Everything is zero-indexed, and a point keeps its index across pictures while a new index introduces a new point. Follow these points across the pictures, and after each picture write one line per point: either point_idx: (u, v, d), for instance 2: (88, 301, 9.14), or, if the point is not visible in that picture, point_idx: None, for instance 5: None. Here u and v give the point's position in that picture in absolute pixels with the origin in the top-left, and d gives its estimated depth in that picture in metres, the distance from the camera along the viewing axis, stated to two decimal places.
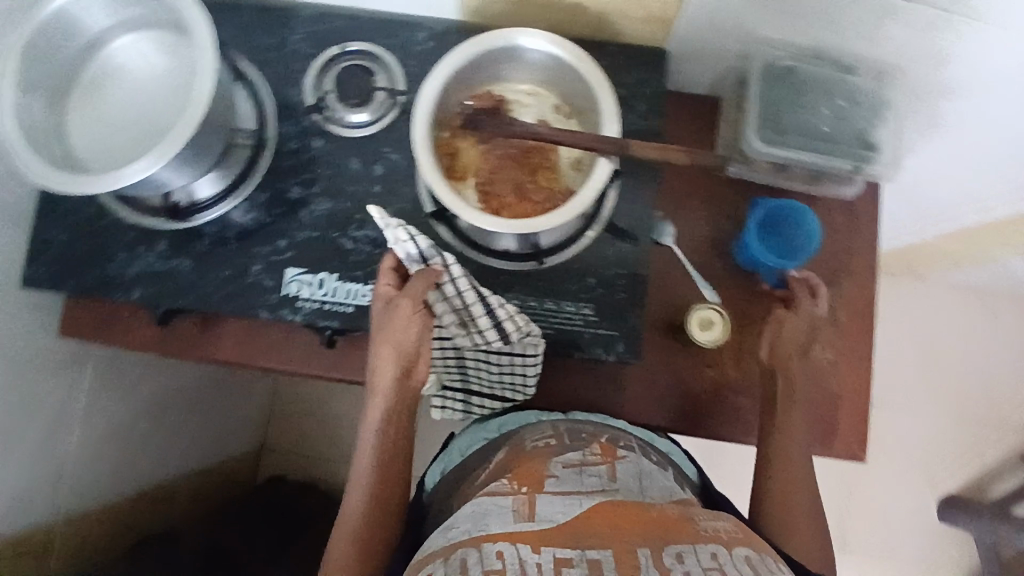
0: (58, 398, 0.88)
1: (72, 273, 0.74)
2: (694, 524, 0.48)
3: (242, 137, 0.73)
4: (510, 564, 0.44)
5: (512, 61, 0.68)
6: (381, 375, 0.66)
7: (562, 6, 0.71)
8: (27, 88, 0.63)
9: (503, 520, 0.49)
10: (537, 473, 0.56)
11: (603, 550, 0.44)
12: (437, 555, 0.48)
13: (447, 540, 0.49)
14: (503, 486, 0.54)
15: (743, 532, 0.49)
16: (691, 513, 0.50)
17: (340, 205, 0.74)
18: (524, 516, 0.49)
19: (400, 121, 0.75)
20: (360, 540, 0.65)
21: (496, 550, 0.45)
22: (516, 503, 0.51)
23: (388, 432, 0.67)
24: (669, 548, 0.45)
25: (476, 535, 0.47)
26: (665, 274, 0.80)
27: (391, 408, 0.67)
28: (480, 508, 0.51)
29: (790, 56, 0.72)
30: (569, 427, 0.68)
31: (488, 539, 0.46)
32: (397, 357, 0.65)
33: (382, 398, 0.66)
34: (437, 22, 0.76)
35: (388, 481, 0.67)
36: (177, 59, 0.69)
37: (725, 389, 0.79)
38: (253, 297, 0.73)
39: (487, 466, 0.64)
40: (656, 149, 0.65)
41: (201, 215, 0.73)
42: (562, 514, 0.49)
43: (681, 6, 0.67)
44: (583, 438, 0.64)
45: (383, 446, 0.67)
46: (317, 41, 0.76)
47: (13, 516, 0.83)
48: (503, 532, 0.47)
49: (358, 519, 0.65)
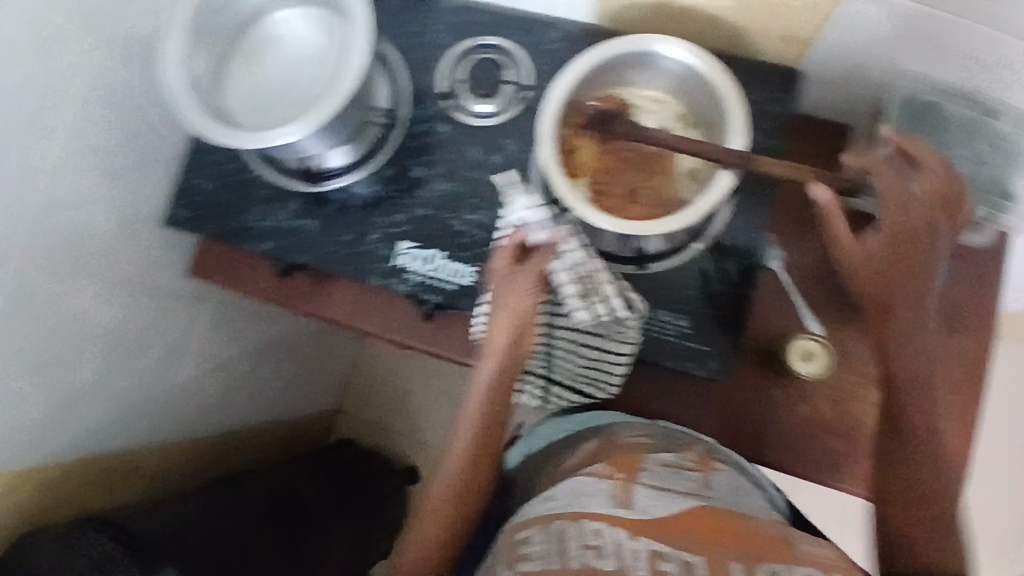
0: (177, 330, 0.97)
1: (212, 219, 0.82)
2: (788, 545, 0.54)
3: (377, 115, 0.79)
4: (607, 542, 0.53)
5: (645, 67, 0.69)
6: (495, 345, 0.67)
7: (701, 17, 0.71)
8: (197, 45, 0.71)
9: (602, 502, 0.57)
10: (633, 463, 0.62)
11: (695, 556, 0.52)
12: (536, 520, 0.58)
13: (547, 509, 0.59)
14: (600, 470, 0.62)
15: (843, 562, 0.54)
16: (788, 535, 0.56)
17: (456, 188, 0.78)
18: (622, 503, 0.57)
19: (523, 114, 0.78)
20: (459, 493, 0.67)
21: (594, 528, 0.54)
22: (613, 489, 0.59)
23: (491, 403, 0.68)
24: (761, 565, 0.51)
25: (576, 511, 0.56)
26: (768, 298, 0.78)
27: (499, 380, 0.68)
28: (580, 488, 0.59)
29: (933, 91, 0.68)
30: (661, 432, 0.71)
31: (586, 515, 0.56)
32: (513, 329, 0.66)
33: (496, 359, 0.67)
34: (573, 23, 0.79)
35: (484, 449, 0.68)
36: (326, 33, 0.75)
37: (812, 424, 0.77)
38: (367, 264, 0.78)
39: (577, 451, 0.68)
40: (786, 167, 0.63)
41: (331, 181, 0.79)
42: (658, 508, 0.56)
43: (827, 28, 0.66)
44: (677, 443, 0.69)
45: (487, 409, 0.68)
46: (457, 31, 0.80)
47: (118, 431, 0.93)
48: (604, 513, 0.56)
49: (457, 474, 0.68)
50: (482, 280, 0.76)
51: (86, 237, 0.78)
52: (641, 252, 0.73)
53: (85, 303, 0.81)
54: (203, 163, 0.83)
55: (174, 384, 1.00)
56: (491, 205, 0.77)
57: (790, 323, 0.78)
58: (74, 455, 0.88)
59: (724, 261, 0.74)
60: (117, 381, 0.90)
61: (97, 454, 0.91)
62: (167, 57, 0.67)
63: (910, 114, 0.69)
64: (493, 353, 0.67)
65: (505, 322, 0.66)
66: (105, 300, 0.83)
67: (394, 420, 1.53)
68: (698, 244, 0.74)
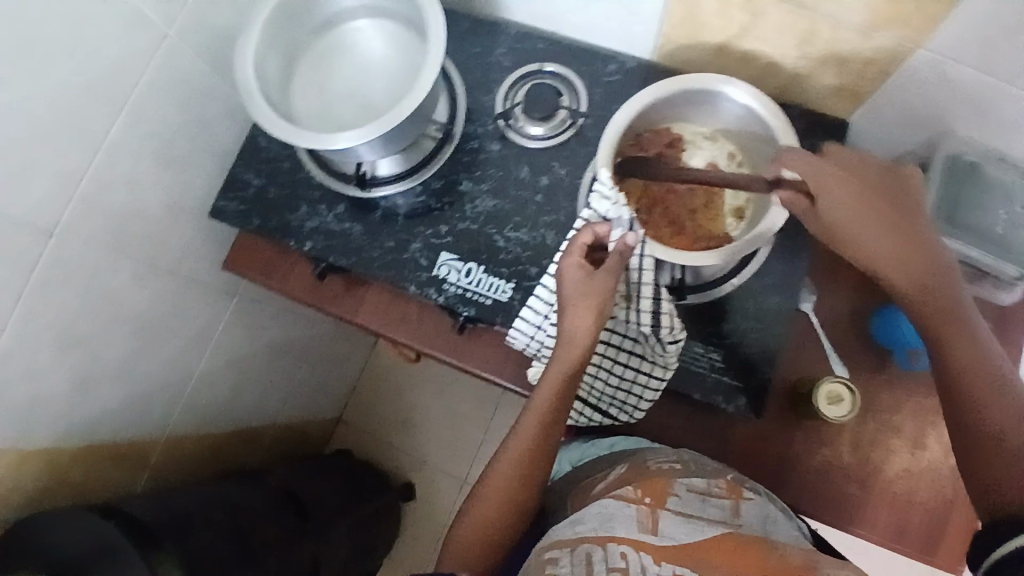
0: (204, 319, 0.97)
1: (258, 214, 0.83)
2: (810, 572, 0.55)
3: (433, 129, 0.80)
4: (632, 565, 0.57)
5: (704, 105, 0.71)
6: (570, 347, 0.61)
7: (757, 64, 0.74)
8: (272, 44, 0.73)
9: (627, 527, 0.61)
10: (662, 488, 0.65)
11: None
12: (566, 541, 0.61)
13: (575, 531, 0.62)
14: (628, 492, 0.65)
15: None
16: (813, 562, 0.56)
17: (502, 205, 0.80)
18: (647, 530, 0.61)
19: (574, 140, 0.80)
20: (513, 491, 0.62)
21: (620, 552, 0.58)
22: (639, 514, 0.62)
23: (555, 407, 0.62)
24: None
25: (602, 534, 0.60)
26: (799, 340, 0.79)
27: (567, 384, 0.62)
28: (607, 510, 0.63)
29: (976, 154, 0.71)
30: (691, 457, 0.72)
31: (612, 539, 0.59)
32: (593, 331, 0.60)
33: (576, 352, 0.60)
34: (629, 58, 0.81)
35: (542, 456, 0.62)
36: (396, 47, 0.78)
37: (835, 469, 0.77)
38: (406, 271, 0.79)
39: (609, 474, 0.70)
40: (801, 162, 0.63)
41: (378, 189, 0.81)
42: (682, 537, 0.60)
43: (880, 84, 0.69)
44: (709, 469, 0.69)
45: (555, 403, 0.62)
46: (517, 56, 0.83)
47: (134, 415, 0.91)
48: (629, 538, 0.60)
49: (514, 470, 0.62)
50: (518, 297, 0.77)
51: (133, 218, 0.79)
52: (680, 282, 0.73)
53: (122, 283, 0.81)
54: (255, 158, 0.84)
55: (194, 373, 1.00)
56: (534, 224, 0.79)
57: (817, 367, 0.79)
58: (89, 440, 0.86)
59: (763, 298, 0.75)
60: (140, 365, 0.89)
61: (111, 436, 0.89)
62: (243, 55, 0.70)
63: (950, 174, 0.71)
64: (565, 354, 0.61)
65: (584, 323, 0.60)
66: (140, 282, 0.83)
67: (397, 433, 1.52)
68: (733, 281, 0.75)
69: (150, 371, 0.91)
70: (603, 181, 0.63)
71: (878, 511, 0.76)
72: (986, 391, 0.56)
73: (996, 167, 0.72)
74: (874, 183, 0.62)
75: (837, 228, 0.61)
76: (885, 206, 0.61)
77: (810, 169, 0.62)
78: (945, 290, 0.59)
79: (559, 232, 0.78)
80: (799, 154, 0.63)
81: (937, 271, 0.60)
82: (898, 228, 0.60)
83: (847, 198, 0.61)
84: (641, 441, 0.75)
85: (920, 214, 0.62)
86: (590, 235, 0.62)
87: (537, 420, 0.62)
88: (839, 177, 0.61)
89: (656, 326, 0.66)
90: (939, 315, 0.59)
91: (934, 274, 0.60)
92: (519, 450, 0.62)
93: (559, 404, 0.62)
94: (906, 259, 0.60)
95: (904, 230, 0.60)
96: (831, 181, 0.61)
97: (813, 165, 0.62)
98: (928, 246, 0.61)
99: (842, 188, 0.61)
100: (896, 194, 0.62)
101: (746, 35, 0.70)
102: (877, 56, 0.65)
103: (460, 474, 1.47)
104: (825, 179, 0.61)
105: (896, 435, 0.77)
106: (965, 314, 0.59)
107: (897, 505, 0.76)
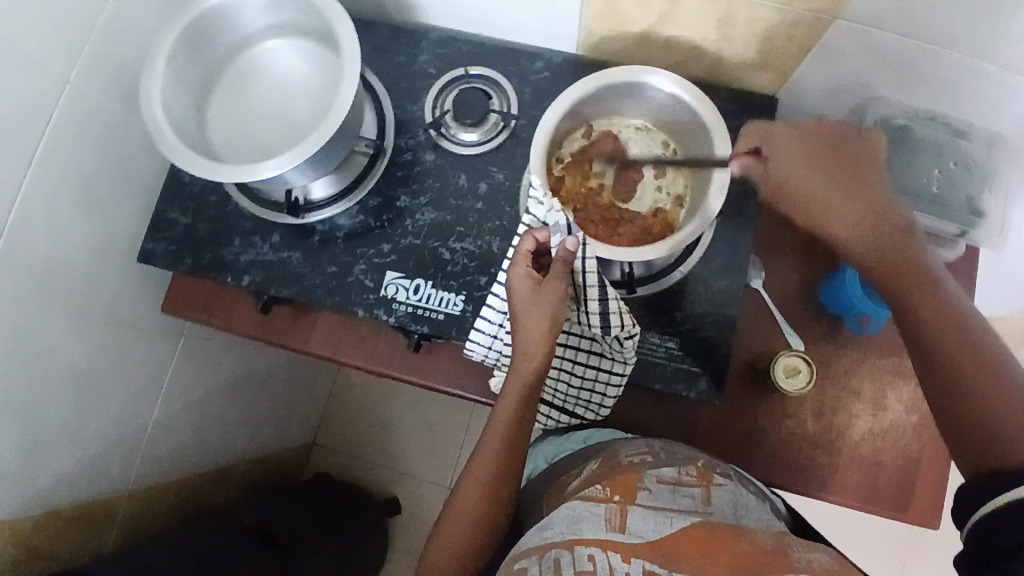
0: (152, 365, 0.92)
1: (190, 252, 0.79)
2: (787, 557, 0.50)
3: (363, 145, 0.78)
4: (600, 566, 0.52)
5: (633, 97, 0.70)
6: (526, 360, 0.61)
7: (681, 48, 0.74)
8: (179, 77, 0.69)
9: (596, 526, 0.56)
10: (632, 484, 0.62)
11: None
12: (533, 551, 0.56)
13: (543, 537, 0.58)
14: (597, 491, 0.61)
15: (840, 566, 0.50)
16: (785, 546, 0.52)
17: (443, 216, 0.78)
18: (615, 527, 0.56)
19: (509, 142, 0.79)
20: (480, 513, 0.61)
21: (587, 554, 0.53)
22: (608, 512, 0.58)
23: (516, 423, 0.61)
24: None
25: (570, 537, 0.55)
26: (753, 317, 0.80)
27: (526, 398, 0.61)
28: (575, 512, 0.59)
29: (904, 115, 0.71)
30: (664, 446, 0.71)
31: (581, 541, 0.55)
32: (546, 342, 0.60)
33: (532, 363, 0.60)
34: (554, 54, 0.81)
35: (507, 473, 0.61)
36: (314, 65, 0.75)
37: (801, 439, 0.78)
38: (353, 295, 0.77)
39: (581, 473, 0.67)
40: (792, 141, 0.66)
41: (314, 214, 0.78)
42: (653, 532, 0.55)
43: (802, 58, 0.69)
44: (680, 457, 0.69)
45: (514, 419, 0.61)
46: (441, 62, 0.81)
47: (89, 478, 0.86)
48: (595, 538, 0.55)
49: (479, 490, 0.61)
50: (470, 309, 0.76)
51: (56, 272, 0.73)
52: (630, 276, 0.73)
53: (54, 340, 0.75)
54: (179, 194, 0.81)
55: (149, 423, 0.95)
56: (478, 232, 0.77)
57: (773, 341, 0.79)
58: (46, 506, 0.80)
59: (712, 281, 0.76)
60: (86, 423, 0.83)
61: (70, 500, 0.84)
62: (148, 91, 0.66)
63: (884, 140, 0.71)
64: (521, 368, 0.61)
65: (536, 335, 0.60)
66: (74, 337, 0.78)
67: (373, 450, 1.50)
68: (682, 268, 0.75)
69: (100, 429, 0.85)
70: (535, 185, 0.63)
71: (848, 475, 0.77)
72: (959, 344, 0.55)
73: (927, 126, 0.71)
74: (827, 140, 0.65)
75: (798, 195, 0.65)
76: (838, 172, 0.64)
77: (755, 138, 0.68)
78: (909, 248, 0.60)
79: (504, 238, 0.77)
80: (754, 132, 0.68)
81: (886, 222, 0.62)
82: (854, 192, 0.63)
83: (797, 163, 0.65)
84: (614, 432, 0.75)
85: (884, 184, 0.64)
86: (532, 242, 0.62)
87: (498, 438, 0.61)
88: (788, 142, 0.67)
89: (606, 327, 0.65)
90: (894, 271, 0.60)
91: (876, 220, 0.62)
92: (483, 469, 0.61)
93: (521, 419, 0.61)
94: (860, 220, 0.63)
95: (855, 198, 0.63)
96: (784, 148, 0.66)
97: (767, 131, 0.68)
98: (881, 203, 0.63)
99: (794, 158, 0.66)
100: (853, 157, 0.64)
101: (666, 21, 0.70)
102: (796, 31, 0.65)
103: (443, 481, 1.45)
104: (775, 144, 0.67)
105: (857, 398, 0.78)
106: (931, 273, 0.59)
107: (866, 466, 0.77)
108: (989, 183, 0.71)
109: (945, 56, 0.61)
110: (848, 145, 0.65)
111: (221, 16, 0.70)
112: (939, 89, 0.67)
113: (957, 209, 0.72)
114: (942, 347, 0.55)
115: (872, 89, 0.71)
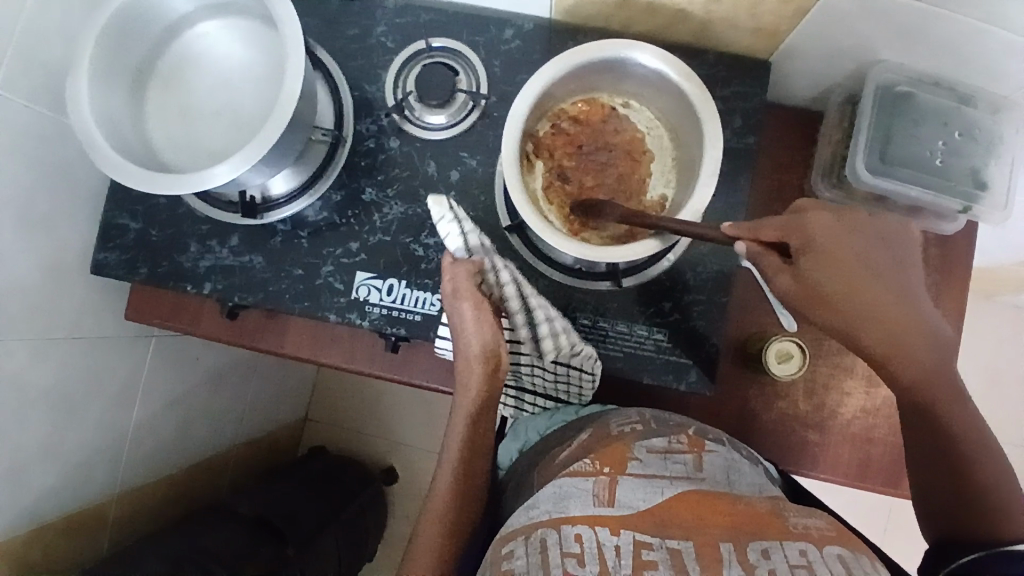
0: (125, 369, 0.88)
1: (145, 260, 0.75)
2: (782, 520, 0.47)
3: (320, 133, 0.71)
4: (588, 547, 0.45)
5: (613, 72, 0.66)
6: (467, 393, 0.59)
7: (663, 10, 0.67)
8: (101, 77, 0.63)
9: (583, 504, 0.49)
10: (621, 454, 0.54)
11: (683, 542, 0.45)
12: (518, 532, 0.49)
13: (528, 518, 0.49)
14: (585, 465, 0.53)
15: (839, 531, 0.46)
16: (781, 508, 0.48)
17: (414, 210, 0.73)
18: (604, 502, 0.48)
19: (479, 125, 0.73)
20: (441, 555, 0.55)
21: (574, 534, 0.46)
22: (596, 486, 0.50)
23: (467, 455, 0.59)
24: (754, 543, 0.44)
25: (556, 516, 0.48)
26: (745, 300, 0.77)
27: (473, 426, 0.59)
28: (560, 488, 0.51)
29: (906, 81, 0.67)
30: (655, 414, 0.62)
31: (567, 520, 0.47)
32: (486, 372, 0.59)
33: (473, 394, 0.59)
34: (525, 20, 0.73)
35: (463, 515, 0.58)
36: (259, 49, 0.71)
37: (796, 422, 0.75)
38: (323, 299, 0.72)
39: (570, 444, 0.59)
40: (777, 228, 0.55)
41: (274, 212, 0.72)
42: (644, 501, 0.48)
43: (797, 22, 0.63)
44: (670, 425, 0.60)
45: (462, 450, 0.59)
46: (400, 36, 0.74)
47: (74, 492, 0.84)
48: (584, 515, 0.47)
49: (434, 532, 0.56)
50: None
51: (8, 297, 0.68)
52: (615, 267, 0.70)
53: (19, 364, 0.71)
54: (129, 199, 0.76)
55: (130, 429, 0.92)
56: None
57: (765, 322, 0.76)
58: (34, 522, 0.79)
59: (702, 266, 0.72)
60: (65, 440, 0.80)
61: (60, 512, 0.83)
62: (74, 99, 0.60)
63: (882, 103, 0.68)
64: (463, 404, 0.59)
65: (477, 370, 0.58)
66: (39, 357, 0.74)
67: (368, 420, 1.48)
68: (670, 256, 0.71)
69: (79, 443, 0.83)
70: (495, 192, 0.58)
71: (839, 452, 0.75)
72: (951, 415, 0.54)
73: (930, 92, 0.68)
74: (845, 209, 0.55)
75: (823, 284, 0.53)
76: (871, 266, 0.54)
77: (784, 227, 0.55)
78: (927, 345, 0.54)
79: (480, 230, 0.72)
80: (765, 220, 0.56)
81: (909, 312, 0.53)
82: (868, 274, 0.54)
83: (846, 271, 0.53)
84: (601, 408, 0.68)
85: (893, 261, 0.55)
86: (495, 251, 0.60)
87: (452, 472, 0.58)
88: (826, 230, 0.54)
89: None
90: (898, 349, 0.53)
91: (901, 317, 0.53)
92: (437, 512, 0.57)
93: (472, 452, 0.59)
94: (885, 318, 0.53)
95: (888, 286, 0.54)
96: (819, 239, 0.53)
97: (795, 220, 0.55)
98: (915, 308, 0.54)
99: (834, 247, 0.53)
100: (887, 254, 0.55)
101: None
102: None
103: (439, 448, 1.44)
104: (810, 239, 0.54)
105: (849, 375, 0.75)
106: (934, 351, 0.54)
107: (859, 443, 0.75)
108: (994, 153, 0.68)
109: (951, 19, 0.57)
110: (878, 250, 0.55)
111: (143, 5, 0.64)
112: (950, 45, 0.61)
113: (961, 183, 0.69)
114: (949, 425, 0.55)
115: (874, 51, 0.65)
